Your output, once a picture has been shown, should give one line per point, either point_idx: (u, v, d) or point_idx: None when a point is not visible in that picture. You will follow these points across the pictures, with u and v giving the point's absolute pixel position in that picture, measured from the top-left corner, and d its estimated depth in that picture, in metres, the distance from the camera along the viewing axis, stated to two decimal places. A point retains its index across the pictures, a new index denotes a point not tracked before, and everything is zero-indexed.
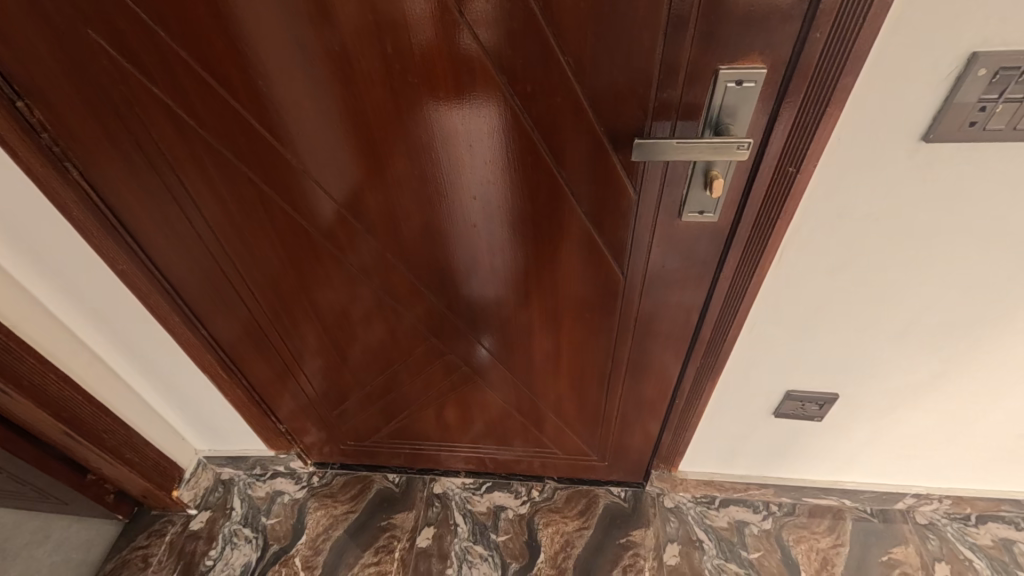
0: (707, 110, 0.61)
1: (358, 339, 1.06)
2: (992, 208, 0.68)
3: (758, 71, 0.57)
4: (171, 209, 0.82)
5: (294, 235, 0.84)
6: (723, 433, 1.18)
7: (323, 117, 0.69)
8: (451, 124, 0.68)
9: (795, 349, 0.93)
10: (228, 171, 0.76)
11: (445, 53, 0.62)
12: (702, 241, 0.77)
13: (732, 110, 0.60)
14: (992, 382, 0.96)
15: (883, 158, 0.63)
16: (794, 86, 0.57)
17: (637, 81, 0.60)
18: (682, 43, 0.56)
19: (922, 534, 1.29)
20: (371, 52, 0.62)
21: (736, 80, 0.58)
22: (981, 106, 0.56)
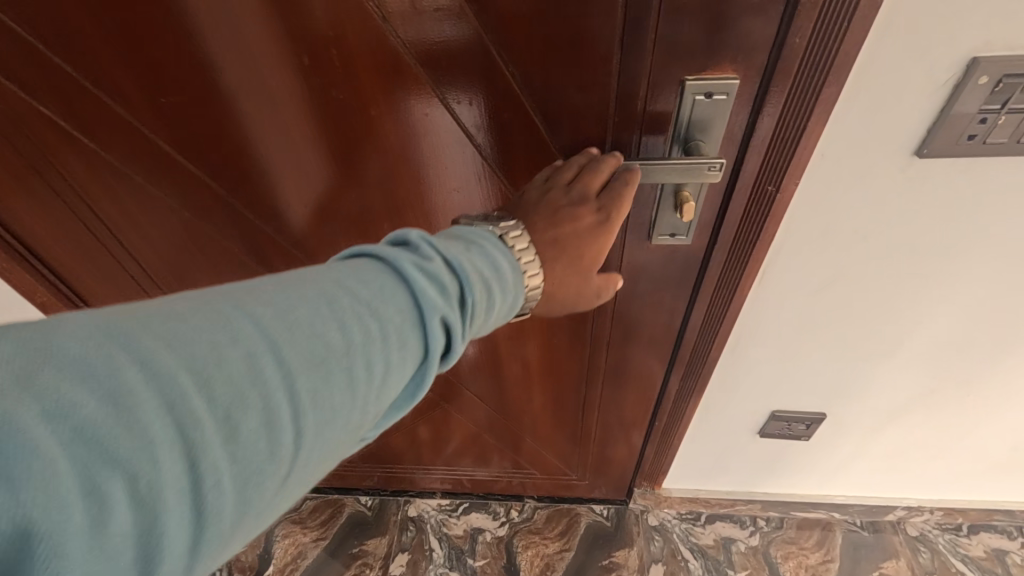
0: (675, 125, 0.54)
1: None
2: (990, 226, 0.62)
3: (729, 81, 0.50)
4: (92, 238, 0.74)
5: (228, 261, 0.77)
6: (706, 450, 1.12)
7: (240, 140, 0.60)
8: (386, 143, 0.61)
9: (780, 368, 0.88)
10: (146, 198, 0.67)
11: (372, 62, 0.54)
12: (675, 262, 0.71)
13: (702, 125, 0.53)
14: (986, 399, 0.91)
15: (871, 174, 0.56)
16: (771, 99, 0.50)
17: (595, 92, 0.53)
18: (643, 49, 0.49)
19: (913, 546, 1.25)
20: (285, 65, 0.53)
21: (705, 91, 0.51)
22: (982, 118, 0.49)
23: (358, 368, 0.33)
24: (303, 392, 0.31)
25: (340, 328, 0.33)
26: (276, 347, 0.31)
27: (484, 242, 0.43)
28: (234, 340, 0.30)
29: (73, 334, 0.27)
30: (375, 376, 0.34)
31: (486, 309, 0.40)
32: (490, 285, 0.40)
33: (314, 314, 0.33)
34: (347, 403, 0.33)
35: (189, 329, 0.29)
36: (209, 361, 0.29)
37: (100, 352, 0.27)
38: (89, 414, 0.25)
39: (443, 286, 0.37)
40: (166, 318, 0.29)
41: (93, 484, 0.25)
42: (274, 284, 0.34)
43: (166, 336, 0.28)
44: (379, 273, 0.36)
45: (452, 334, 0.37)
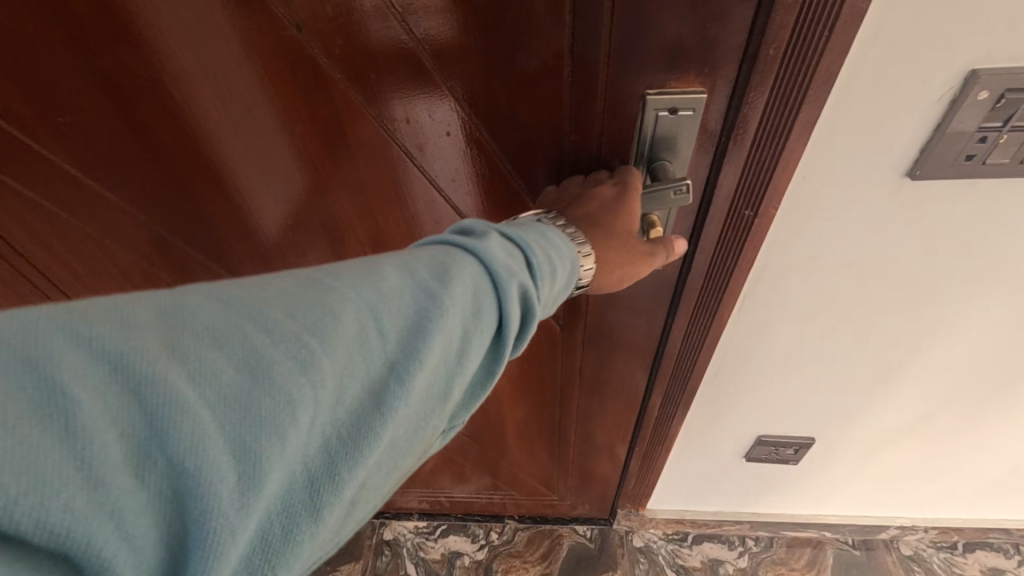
0: (638, 142, 0.49)
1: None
2: (989, 250, 0.57)
3: (694, 93, 0.45)
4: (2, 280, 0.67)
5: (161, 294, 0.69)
6: (691, 473, 1.07)
7: (159, 166, 0.53)
8: (320, 165, 0.55)
9: (766, 393, 0.83)
10: (50, 233, 0.61)
11: (289, 73, 0.48)
12: (646, 287, 0.65)
13: (668, 142, 0.48)
14: (984, 421, 0.86)
15: (858, 197, 0.51)
16: (743, 115, 0.45)
17: (543, 105, 0.48)
18: (596, 59, 0.44)
19: (907, 566, 1.20)
20: (189, 81, 0.47)
21: (668, 106, 0.45)
22: (981, 136, 0.43)
23: (460, 333, 0.33)
24: (415, 355, 0.30)
25: (439, 294, 0.32)
26: (380, 315, 0.31)
27: (541, 223, 0.43)
28: (339, 309, 0.30)
29: (198, 306, 0.27)
30: (466, 344, 0.33)
31: (554, 277, 0.39)
32: (550, 252, 0.40)
33: (407, 283, 0.33)
34: (450, 365, 0.33)
35: (294, 300, 0.29)
36: (325, 325, 0.29)
37: (227, 323, 0.27)
38: (228, 380, 0.25)
39: (516, 255, 0.37)
40: (266, 293, 0.29)
41: (237, 444, 0.25)
42: (359, 263, 0.34)
43: (280, 307, 0.29)
44: (460, 246, 0.36)
45: (533, 303, 0.37)
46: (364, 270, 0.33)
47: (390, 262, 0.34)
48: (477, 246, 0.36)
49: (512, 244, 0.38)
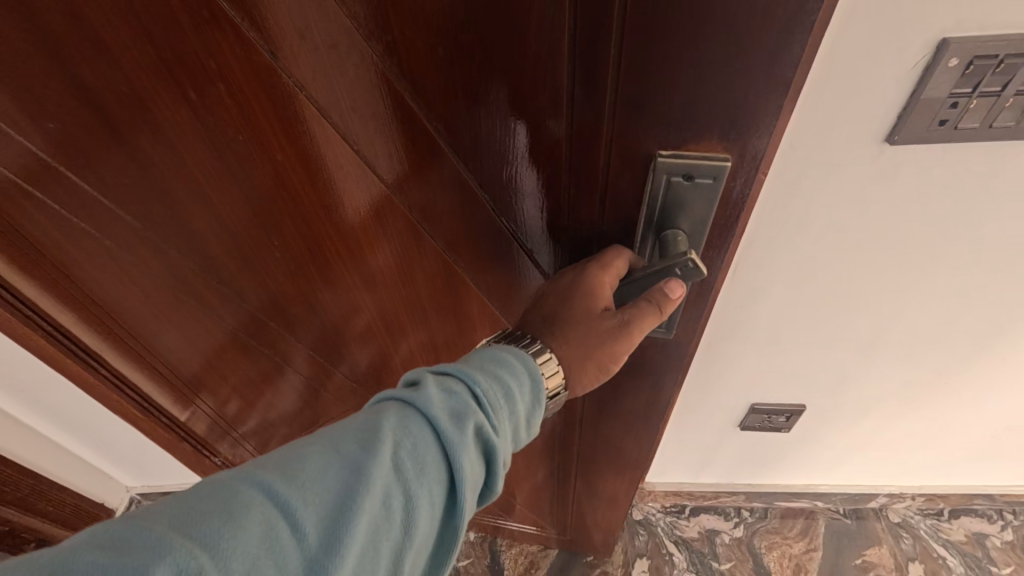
0: (647, 204, 0.50)
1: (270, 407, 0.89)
2: (964, 214, 0.60)
3: (714, 158, 0.45)
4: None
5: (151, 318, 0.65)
6: (687, 445, 1.11)
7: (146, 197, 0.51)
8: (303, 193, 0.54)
9: (759, 362, 0.86)
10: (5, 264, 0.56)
11: (265, 88, 0.46)
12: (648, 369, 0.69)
13: (677, 204, 0.49)
14: (966, 385, 0.90)
15: (844, 162, 0.54)
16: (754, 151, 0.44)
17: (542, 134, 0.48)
18: (601, 104, 0.43)
19: (894, 533, 1.25)
20: (165, 100, 0.44)
21: (682, 172, 0.46)
22: (953, 102, 0.47)
23: (393, 501, 0.38)
24: (336, 541, 0.35)
25: (363, 470, 0.38)
26: (298, 507, 0.35)
27: (471, 358, 0.50)
28: (251, 509, 0.34)
29: (91, 546, 0.30)
30: (402, 510, 0.39)
31: (499, 408, 0.46)
32: (496, 385, 0.47)
33: (328, 465, 0.38)
34: (387, 535, 0.38)
35: (208, 510, 0.34)
36: (229, 535, 0.32)
37: (124, 557, 0.30)
38: None
39: (454, 403, 0.44)
40: (179, 509, 0.34)
41: None
42: (282, 451, 0.40)
43: (179, 524, 0.32)
44: (395, 408, 0.43)
45: (482, 436, 0.44)
46: (286, 460, 0.38)
47: (317, 446, 0.40)
48: (415, 402, 0.43)
49: (456, 389, 0.45)
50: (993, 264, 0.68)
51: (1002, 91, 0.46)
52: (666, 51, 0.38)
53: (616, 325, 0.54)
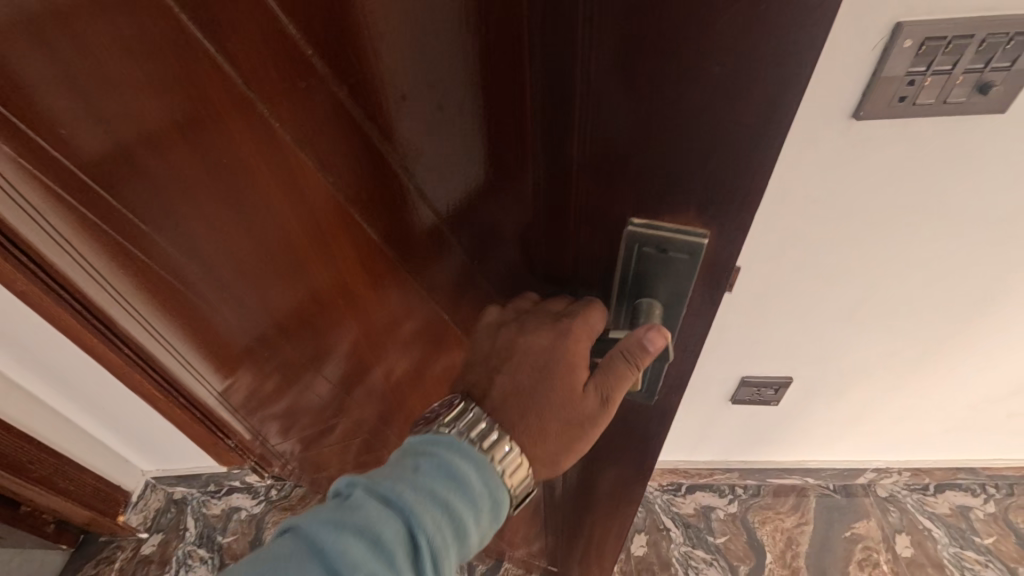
0: (619, 272, 0.44)
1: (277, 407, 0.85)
2: (927, 187, 0.66)
3: (690, 233, 0.39)
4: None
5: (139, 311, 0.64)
6: (682, 422, 1.16)
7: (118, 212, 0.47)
8: (280, 224, 0.50)
9: (746, 337, 0.92)
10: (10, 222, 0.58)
11: (245, 117, 0.42)
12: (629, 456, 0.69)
13: (650, 278, 0.43)
14: (943, 357, 0.95)
15: (816, 139, 0.60)
16: (737, 224, 0.38)
17: (510, 155, 0.42)
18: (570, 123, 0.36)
19: (882, 507, 1.30)
20: (147, 122, 0.40)
21: (655, 243, 0.40)
22: (909, 80, 0.53)
23: None
24: None
25: None
26: None
27: (418, 454, 0.44)
28: None
29: None
30: None
31: (437, 531, 0.40)
32: (436, 502, 0.40)
33: None
34: None
35: None
36: None
37: None
38: None
39: (378, 532, 0.38)
40: None
41: None
42: None
43: None
44: (306, 541, 0.38)
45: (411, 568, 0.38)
46: None
47: None
48: (327, 535, 0.38)
49: (381, 511, 0.39)
50: (958, 234, 0.73)
51: (952, 69, 0.52)
52: (643, 69, 0.31)
53: (597, 405, 0.46)
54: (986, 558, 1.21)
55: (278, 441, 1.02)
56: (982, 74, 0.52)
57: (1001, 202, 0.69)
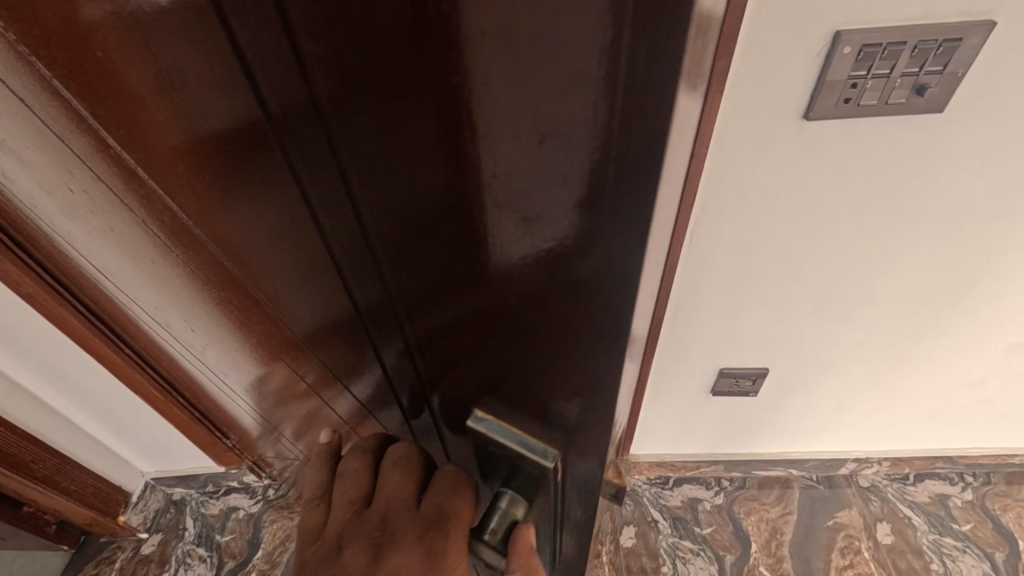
0: (479, 454, 0.40)
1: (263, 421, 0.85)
2: (881, 180, 0.71)
3: (540, 449, 0.34)
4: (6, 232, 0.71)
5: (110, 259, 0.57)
6: (666, 415, 1.19)
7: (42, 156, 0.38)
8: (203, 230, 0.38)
9: (722, 330, 0.96)
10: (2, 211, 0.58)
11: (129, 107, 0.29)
12: None
13: (506, 473, 0.38)
14: (912, 346, 1.00)
15: (773, 139, 0.65)
16: (591, 450, 0.34)
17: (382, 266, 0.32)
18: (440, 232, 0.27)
19: (864, 496, 1.33)
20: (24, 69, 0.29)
21: (500, 437, 0.36)
22: (852, 82, 0.58)
23: None
24: None
25: None
26: None
27: None
28: None
29: None
30: None
31: None
32: None
33: None
34: None
35: None
36: None
37: None
38: None
39: None
40: None
41: None
42: None
43: None
44: None
45: None
46: None
47: None
48: None
49: None
50: (914, 226, 0.78)
51: (890, 73, 0.57)
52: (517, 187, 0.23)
53: None
54: (964, 544, 1.25)
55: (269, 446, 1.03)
56: (918, 78, 0.57)
57: (951, 195, 0.74)
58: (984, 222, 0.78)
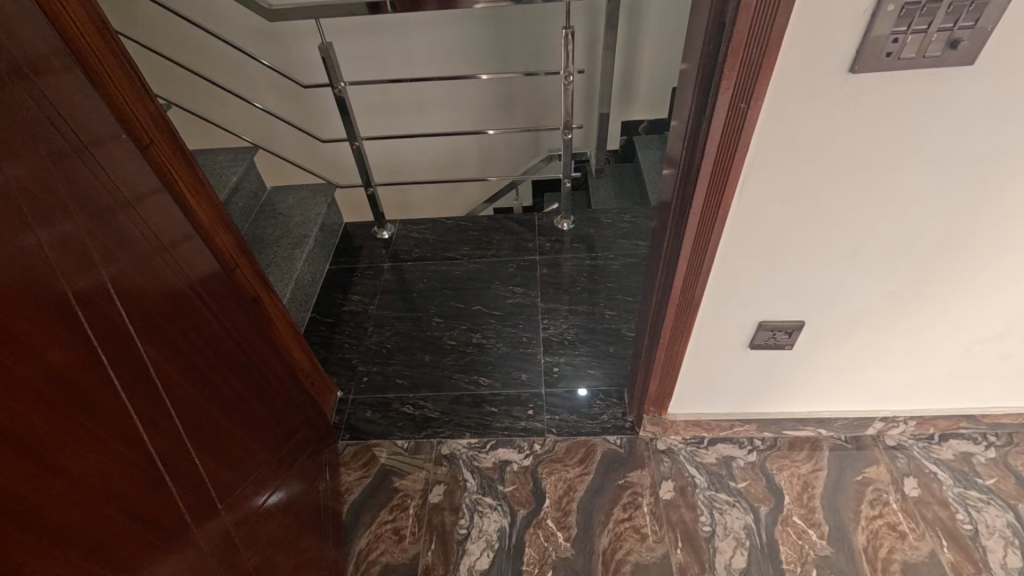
0: None
1: (212, 452, 0.90)
2: (913, 131, 0.79)
3: None
4: (152, 198, 0.87)
5: (147, 286, 0.80)
6: (703, 370, 1.27)
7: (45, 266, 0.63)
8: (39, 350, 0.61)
9: (764, 281, 1.04)
10: (67, 213, 0.68)
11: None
12: None
13: None
14: (949, 294, 1.07)
15: (821, 90, 0.73)
16: None
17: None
18: None
19: (891, 454, 1.41)
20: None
21: None
22: (894, 38, 0.67)
23: None
24: None
25: None
26: None
27: None
28: None
29: None
30: None
31: None
32: None
33: None
34: None
35: None
36: None
37: None
38: None
39: None
40: None
41: None
42: None
43: None
44: None
45: None
46: None
47: None
48: None
49: None
50: (936, 176, 0.86)
51: (927, 29, 0.66)
52: None
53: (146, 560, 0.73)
54: (988, 497, 1.31)
55: (287, 423, 1.19)
56: (953, 32, 0.67)
57: (962, 146, 0.82)
58: (985, 183, 0.87)
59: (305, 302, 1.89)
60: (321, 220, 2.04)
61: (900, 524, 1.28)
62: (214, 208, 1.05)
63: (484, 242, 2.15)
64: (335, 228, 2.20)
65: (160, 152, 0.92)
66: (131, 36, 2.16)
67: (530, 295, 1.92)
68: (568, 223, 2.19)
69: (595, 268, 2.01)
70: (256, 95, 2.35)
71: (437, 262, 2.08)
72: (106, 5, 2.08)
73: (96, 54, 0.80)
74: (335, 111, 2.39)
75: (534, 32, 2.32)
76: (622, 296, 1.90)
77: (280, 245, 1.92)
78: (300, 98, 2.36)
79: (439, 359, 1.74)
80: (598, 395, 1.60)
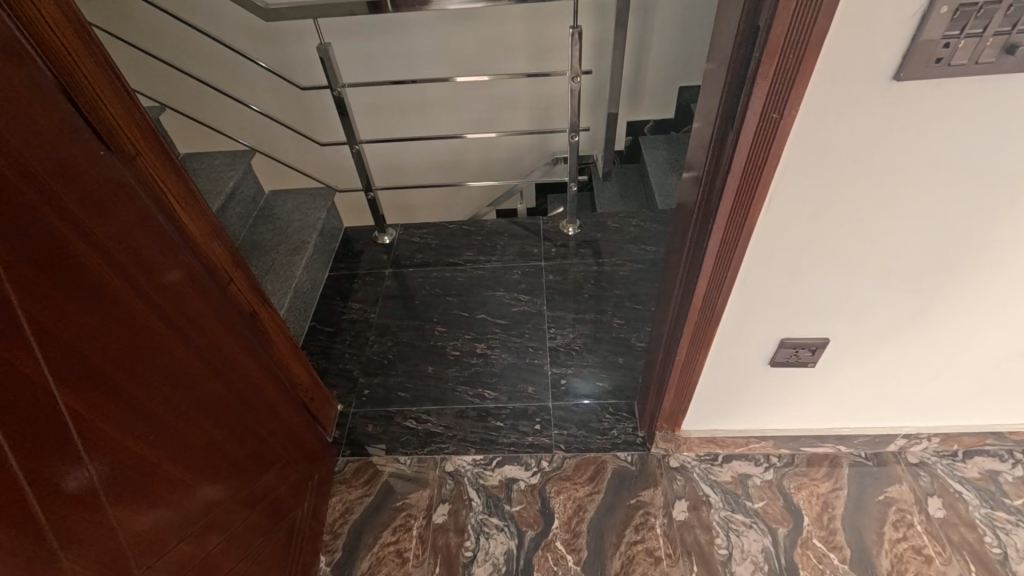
0: None
1: (154, 491, 0.84)
2: (953, 139, 0.73)
3: None
4: (125, 209, 0.80)
5: (93, 310, 0.74)
6: (718, 386, 1.22)
7: None
8: None
9: (787, 295, 0.98)
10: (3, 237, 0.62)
11: None
12: None
13: None
14: (984, 306, 1.01)
15: (859, 99, 0.67)
16: None
17: None
18: None
19: (914, 472, 1.35)
20: None
21: None
22: (945, 43, 0.62)
23: None
24: None
25: None
26: None
27: None
28: None
29: None
30: None
31: None
32: None
33: None
34: None
35: None
36: None
37: None
38: None
39: None
40: None
41: None
42: None
43: None
44: None
45: None
46: None
47: None
48: None
49: None
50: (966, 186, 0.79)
51: (983, 33, 0.61)
52: None
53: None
54: (1017, 518, 1.26)
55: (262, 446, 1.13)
56: (1009, 37, 0.61)
57: (993, 155, 0.75)
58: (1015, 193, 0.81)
59: (304, 311, 1.83)
60: (320, 226, 1.99)
61: (925, 548, 1.22)
62: (206, 220, 0.99)
63: (488, 247, 2.09)
64: (335, 233, 2.14)
65: (148, 165, 0.87)
66: (124, 37, 2.10)
67: (535, 303, 1.86)
68: (575, 228, 2.13)
69: (602, 274, 1.95)
70: (254, 97, 2.29)
71: (440, 269, 2.02)
72: (98, 4, 2.02)
73: (75, 59, 0.74)
74: (333, 113, 2.33)
75: (538, 31, 2.26)
76: (630, 304, 1.84)
77: (279, 252, 1.86)
78: (298, 99, 2.30)
79: (443, 371, 1.68)
80: (606, 407, 1.55)
